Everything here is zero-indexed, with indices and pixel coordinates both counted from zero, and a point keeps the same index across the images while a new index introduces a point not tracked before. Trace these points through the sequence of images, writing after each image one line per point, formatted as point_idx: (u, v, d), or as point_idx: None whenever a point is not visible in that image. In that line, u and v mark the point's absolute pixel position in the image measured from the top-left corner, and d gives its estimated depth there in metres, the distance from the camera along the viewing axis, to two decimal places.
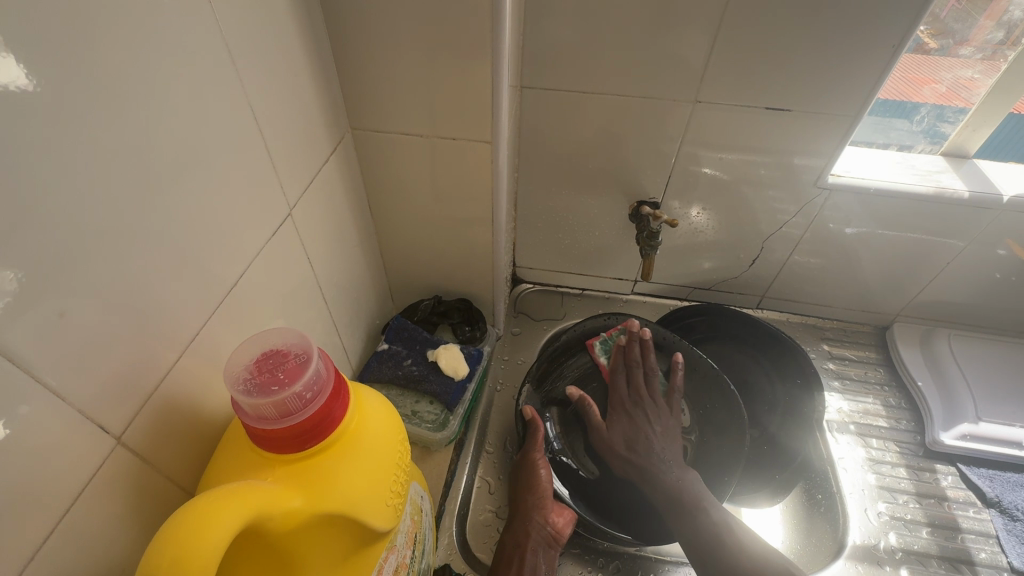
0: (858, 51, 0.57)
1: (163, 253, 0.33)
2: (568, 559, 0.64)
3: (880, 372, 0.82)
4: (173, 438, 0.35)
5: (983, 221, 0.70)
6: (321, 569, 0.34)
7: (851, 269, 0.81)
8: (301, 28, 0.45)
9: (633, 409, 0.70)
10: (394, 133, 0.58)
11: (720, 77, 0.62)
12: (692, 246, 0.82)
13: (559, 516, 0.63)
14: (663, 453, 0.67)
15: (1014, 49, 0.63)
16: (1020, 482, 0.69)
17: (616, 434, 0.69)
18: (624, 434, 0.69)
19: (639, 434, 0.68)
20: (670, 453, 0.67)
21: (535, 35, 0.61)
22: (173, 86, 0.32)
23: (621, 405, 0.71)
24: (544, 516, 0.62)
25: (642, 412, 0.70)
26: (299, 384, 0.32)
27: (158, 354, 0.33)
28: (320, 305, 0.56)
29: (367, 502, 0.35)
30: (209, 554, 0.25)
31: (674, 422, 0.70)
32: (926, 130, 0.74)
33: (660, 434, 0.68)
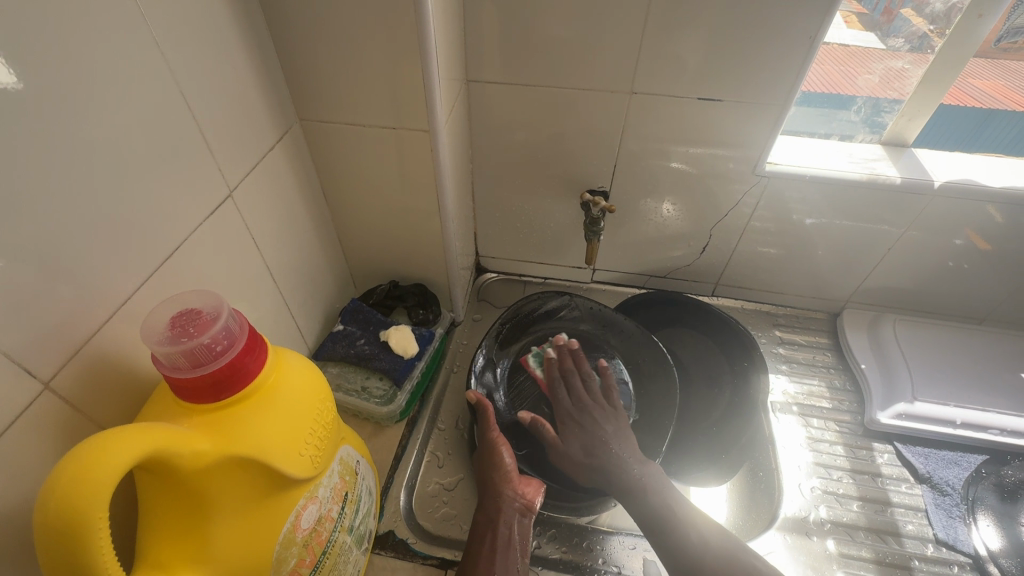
0: (777, 42, 0.61)
1: (93, 222, 0.37)
2: None
3: (828, 356, 0.85)
4: (103, 389, 0.39)
5: (917, 207, 0.72)
6: (233, 507, 0.37)
7: (799, 256, 0.84)
8: (239, 25, 0.50)
9: (581, 416, 0.70)
10: (340, 123, 0.62)
11: (651, 68, 0.65)
12: (644, 234, 0.86)
13: (528, 487, 0.64)
14: (619, 451, 0.67)
15: (938, 40, 0.65)
16: (953, 459, 0.72)
17: (572, 445, 0.68)
18: (582, 441, 0.68)
19: (594, 440, 0.68)
20: (626, 449, 0.67)
21: (476, 31, 0.65)
22: (100, 74, 0.37)
23: (568, 415, 0.71)
24: (513, 490, 0.63)
25: (590, 418, 0.70)
26: (208, 338, 0.36)
27: (86, 313, 0.38)
28: (269, 283, 0.60)
29: (278, 449, 0.38)
30: (108, 473, 0.29)
31: (623, 420, 0.71)
32: (865, 121, 0.75)
33: (613, 434, 0.69)
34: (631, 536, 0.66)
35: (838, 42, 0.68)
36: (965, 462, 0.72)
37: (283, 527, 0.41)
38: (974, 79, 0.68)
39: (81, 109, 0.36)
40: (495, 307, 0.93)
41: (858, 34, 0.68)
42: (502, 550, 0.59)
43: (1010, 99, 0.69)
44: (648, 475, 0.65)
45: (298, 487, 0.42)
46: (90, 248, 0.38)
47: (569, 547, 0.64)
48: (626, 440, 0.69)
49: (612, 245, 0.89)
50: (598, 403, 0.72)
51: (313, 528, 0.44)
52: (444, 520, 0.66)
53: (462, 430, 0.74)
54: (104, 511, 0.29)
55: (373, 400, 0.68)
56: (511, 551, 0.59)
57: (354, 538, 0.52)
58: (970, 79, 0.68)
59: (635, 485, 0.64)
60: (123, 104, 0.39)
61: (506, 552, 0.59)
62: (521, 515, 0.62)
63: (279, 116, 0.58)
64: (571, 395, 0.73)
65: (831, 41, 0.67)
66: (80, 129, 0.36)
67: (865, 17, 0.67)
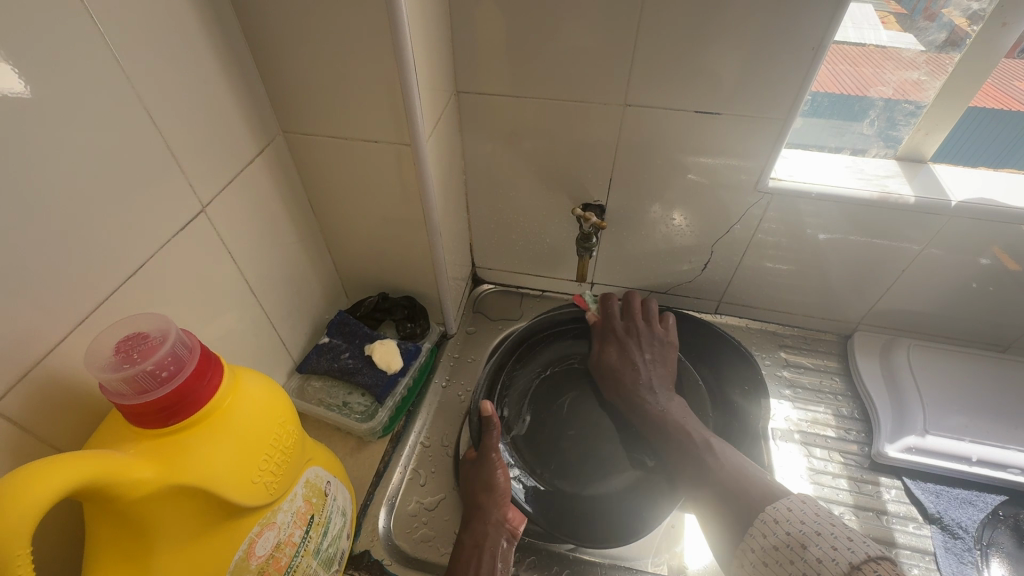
0: (773, 54, 0.58)
1: (44, 244, 0.39)
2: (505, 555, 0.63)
3: (837, 381, 0.81)
4: (56, 410, 0.41)
5: (933, 227, 0.68)
6: (175, 536, 0.36)
7: (806, 275, 0.80)
8: (212, 43, 0.50)
9: (625, 338, 0.75)
10: (323, 135, 0.61)
11: (643, 80, 0.63)
12: (642, 248, 0.83)
13: (514, 512, 0.62)
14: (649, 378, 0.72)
15: (957, 48, 0.60)
16: (968, 499, 0.67)
17: (609, 359, 0.75)
18: (651, 351, 0.75)
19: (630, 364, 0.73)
20: (656, 377, 0.72)
21: (463, 43, 0.65)
22: (52, 95, 0.37)
23: (614, 335, 0.76)
24: (501, 512, 0.61)
25: (631, 342, 0.75)
26: (151, 364, 0.36)
27: (39, 334, 0.39)
28: (246, 296, 0.60)
29: (226, 476, 0.38)
30: (26, 507, 0.28)
31: (665, 351, 0.75)
32: (880, 134, 0.71)
33: (648, 360, 0.73)
34: (613, 568, 0.63)
35: (874, 43, 0.63)
36: (980, 502, 0.67)
37: (232, 553, 0.40)
38: (1020, 80, 0.63)
39: (31, 130, 0.36)
40: (490, 318, 0.91)
41: (897, 36, 0.63)
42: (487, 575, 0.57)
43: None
44: (674, 408, 0.70)
45: (250, 513, 0.41)
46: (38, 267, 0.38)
47: None
48: (660, 368, 0.73)
49: (610, 259, 0.86)
50: (644, 330, 0.76)
51: (269, 554, 0.43)
52: (423, 541, 0.64)
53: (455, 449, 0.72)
54: (24, 544, 0.29)
55: (353, 415, 0.68)
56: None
57: (323, 560, 0.51)
58: (1015, 81, 0.63)
59: (663, 419, 0.68)
60: (79, 124, 0.40)
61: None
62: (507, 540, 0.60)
63: (259, 129, 0.58)
64: (621, 321, 0.77)
65: (868, 42, 0.63)
66: (30, 150, 0.37)
67: (906, 18, 0.62)
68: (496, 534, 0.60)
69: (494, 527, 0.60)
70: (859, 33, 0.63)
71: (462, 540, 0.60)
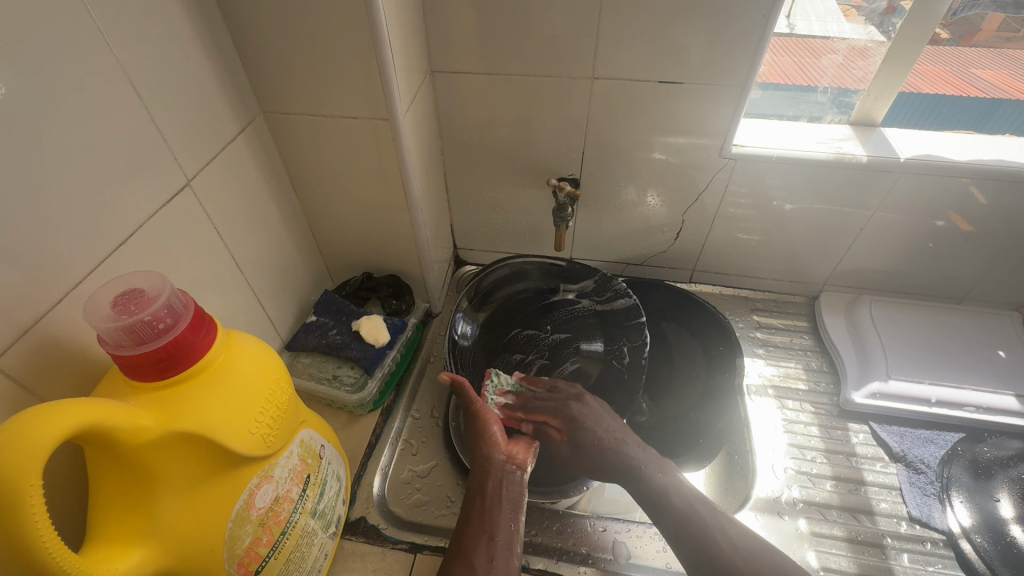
0: (731, 24, 0.61)
1: (35, 211, 0.40)
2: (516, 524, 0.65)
3: (806, 338, 0.85)
4: (53, 373, 0.42)
5: (887, 185, 0.72)
6: (179, 483, 0.38)
7: (774, 240, 0.83)
8: (190, 22, 0.51)
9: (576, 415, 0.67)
10: (302, 115, 0.63)
11: (610, 54, 0.66)
12: (618, 221, 0.86)
13: (518, 448, 0.64)
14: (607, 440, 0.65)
15: (898, 16, 0.65)
16: (929, 438, 0.72)
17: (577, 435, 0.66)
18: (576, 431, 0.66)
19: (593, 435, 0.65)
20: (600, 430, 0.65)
21: (436, 22, 0.67)
22: (38, 66, 0.39)
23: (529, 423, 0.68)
24: (503, 453, 0.63)
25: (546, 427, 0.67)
26: (150, 316, 0.38)
27: (34, 297, 0.40)
28: (233, 274, 0.61)
29: (223, 426, 0.39)
30: (36, 443, 0.30)
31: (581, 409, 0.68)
32: (833, 101, 0.75)
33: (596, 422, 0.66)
34: (602, 519, 0.66)
35: (837, 35, 0.70)
36: (940, 440, 0.72)
37: (232, 504, 0.41)
38: (977, 69, 0.69)
39: (18, 99, 0.38)
40: None
41: (858, 27, 0.69)
42: (494, 508, 0.59)
43: (1013, 88, 0.70)
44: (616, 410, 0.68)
45: (248, 466, 0.42)
46: (28, 233, 0.39)
47: (540, 532, 0.64)
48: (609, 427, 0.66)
49: (588, 234, 0.89)
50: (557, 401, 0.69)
51: (268, 508, 0.45)
52: (417, 506, 0.66)
53: (445, 419, 0.74)
54: (36, 480, 0.30)
55: (343, 388, 0.70)
56: (506, 510, 0.59)
57: (320, 521, 0.52)
58: (972, 69, 0.69)
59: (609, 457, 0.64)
60: (63, 94, 0.41)
61: (500, 512, 0.59)
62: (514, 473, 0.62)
63: (239, 109, 0.60)
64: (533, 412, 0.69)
65: (832, 35, 0.70)
66: (19, 119, 0.38)
67: (863, 8, 0.68)
68: (500, 474, 0.62)
69: (496, 467, 0.62)
70: (823, 25, 0.69)
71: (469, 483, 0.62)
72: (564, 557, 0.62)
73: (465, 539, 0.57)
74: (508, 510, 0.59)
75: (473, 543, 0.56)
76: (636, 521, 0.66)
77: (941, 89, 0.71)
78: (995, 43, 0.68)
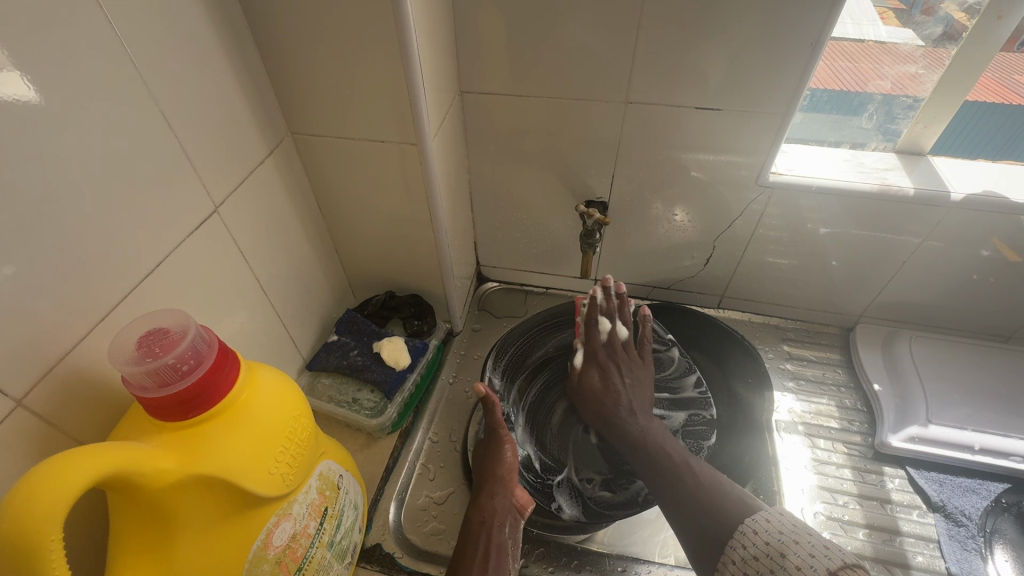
0: (772, 50, 0.59)
1: (65, 241, 0.40)
2: (533, 559, 0.64)
3: (840, 373, 0.82)
4: (79, 407, 0.42)
5: (933, 219, 0.69)
6: (198, 523, 0.38)
7: (810, 269, 0.80)
8: (221, 46, 0.51)
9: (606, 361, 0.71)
10: (330, 136, 0.62)
11: (644, 78, 0.64)
12: (646, 244, 0.84)
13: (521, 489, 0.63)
14: (628, 401, 0.68)
15: (955, 42, 0.61)
16: (972, 487, 0.68)
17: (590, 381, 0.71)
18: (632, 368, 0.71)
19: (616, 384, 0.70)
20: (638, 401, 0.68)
21: (466, 43, 0.65)
22: (67, 97, 0.39)
23: (596, 357, 0.72)
24: (509, 487, 0.63)
25: (615, 363, 0.71)
26: (174, 357, 0.37)
27: (61, 333, 0.40)
28: (257, 295, 0.62)
29: (244, 466, 0.39)
30: (58, 499, 0.30)
31: (643, 371, 0.72)
32: (878, 128, 0.71)
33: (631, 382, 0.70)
34: (621, 559, 0.64)
35: (873, 39, 0.65)
36: (983, 489, 0.68)
37: (251, 543, 0.41)
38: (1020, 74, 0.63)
39: (48, 130, 0.38)
40: (496, 316, 0.92)
41: (897, 32, 0.64)
42: (495, 554, 0.57)
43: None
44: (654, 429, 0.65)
45: (267, 505, 0.42)
46: (59, 263, 0.40)
47: (557, 569, 0.63)
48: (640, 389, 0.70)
49: (614, 255, 0.87)
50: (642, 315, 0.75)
51: (285, 546, 0.44)
52: (433, 535, 0.65)
53: (464, 445, 0.73)
54: (57, 533, 0.30)
55: (363, 411, 0.70)
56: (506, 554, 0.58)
57: (336, 552, 0.52)
58: (1015, 75, 0.63)
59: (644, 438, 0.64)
60: (94, 125, 0.41)
61: (499, 558, 0.57)
62: (514, 516, 0.61)
63: (267, 131, 0.60)
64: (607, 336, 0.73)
65: (867, 39, 0.64)
66: (53, 152, 0.38)
67: (904, 13, 0.63)
68: (505, 511, 0.61)
69: (506, 503, 0.61)
70: (859, 29, 0.64)
71: (468, 521, 0.60)
72: None
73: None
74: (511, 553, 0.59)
75: None
76: (656, 562, 0.64)
77: (982, 99, 0.65)
78: None
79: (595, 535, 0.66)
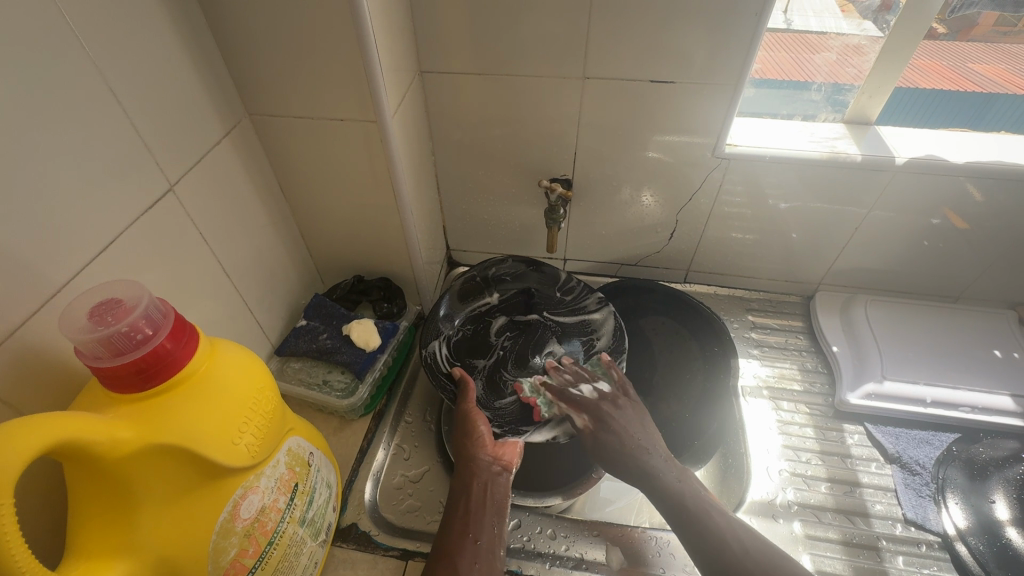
0: (722, 26, 0.61)
1: (11, 217, 0.39)
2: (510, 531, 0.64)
3: (801, 338, 0.84)
4: (29, 385, 0.41)
5: (880, 184, 0.72)
6: (159, 492, 0.38)
7: (770, 241, 0.83)
8: (171, 23, 0.50)
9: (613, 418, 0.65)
10: (288, 116, 0.62)
11: (602, 53, 0.65)
12: (612, 221, 0.85)
13: (505, 448, 0.64)
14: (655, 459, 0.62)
15: (892, 12, 0.64)
16: (925, 438, 0.72)
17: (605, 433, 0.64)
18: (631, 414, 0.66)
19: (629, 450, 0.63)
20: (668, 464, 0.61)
21: (424, 22, 0.66)
22: (9, 67, 0.37)
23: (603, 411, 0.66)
24: (489, 453, 0.63)
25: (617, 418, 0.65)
26: (127, 326, 0.37)
27: (9, 310, 0.40)
28: (221, 280, 0.61)
29: (205, 436, 0.39)
30: (7, 463, 0.29)
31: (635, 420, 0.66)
32: (827, 99, 0.74)
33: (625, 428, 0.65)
34: (595, 523, 0.65)
35: (835, 31, 0.68)
36: (936, 441, 0.71)
37: (216, 514, 0.41)
38: (974, 63, 0.68)
39: None
40: None
41: (857, 22, 0.67)
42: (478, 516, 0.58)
43: (1010, 83, 0.69)
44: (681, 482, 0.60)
45: (232, 477, 0.42)
46: (9, 240, 0.39)
47: (533, 537, 0.64)
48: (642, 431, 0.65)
49: (581, 234, 0.88)
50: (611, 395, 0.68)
51: (254, 519, 0.44)
52: (409, 511, 0.65)
53: (438, 423, 0.73)
54: (8, 498, 0.30)
55: (334, 393, 0.69)
56: (488, 512, 0.59)
57: (309, 529, 0.52)
58: (970, 64, 0.68)
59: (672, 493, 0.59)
60: (41, 99, 0.40)
61: (482, 514, 0.58)
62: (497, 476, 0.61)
63: (223, 111, 0.59)
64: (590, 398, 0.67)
65: (830, 31, 0.68)
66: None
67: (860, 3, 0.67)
68: (482, 473, 0.61)
69: (482, 465, 0.62)
70: (820, 22, 0.68)
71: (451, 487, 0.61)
72: (557, 562, 0.61)
73: (446, 545, 0.55)
74: (493, 514, 0.59)
75: (453, 551, 0.55)
76: (632, 525, 0.66)
77: (942, 86, 0.70)
78: (993, 38, 0.68)
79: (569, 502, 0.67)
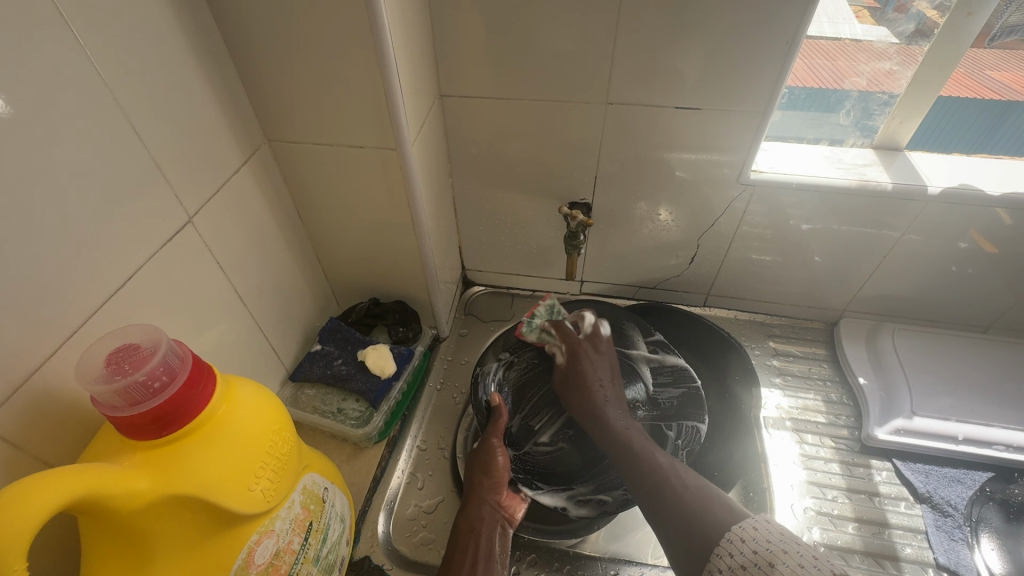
0: (748, 52, 0.60)
1: (30, 256, 0.38)
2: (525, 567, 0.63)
3: (825, 368, 0.82)
4: (46, 427, 0.41)
5: (911, 214, 0.70)
6: (174, 541, 0.37)
7: (793, 266, 0.81)
8: (193, 52, 0.50)
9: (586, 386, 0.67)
10: (308, 143, 0.61)
11: (625, 78, 0.64)
12: (631, 244, 0.84)
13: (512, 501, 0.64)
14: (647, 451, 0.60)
15: (928, 38, 0.62)
16: (956, 477, 0.69)
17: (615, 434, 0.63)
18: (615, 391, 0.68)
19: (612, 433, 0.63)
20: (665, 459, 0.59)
21: (445, 46, 0.65)
22: (30, 106, 0.37)
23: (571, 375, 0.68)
24: (499, 500, 0.63)
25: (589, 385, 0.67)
26: (145, 373, 0.36)
27: (29, 351, 0.39)
28: (237, 307, 0.60)
29: (221, 483, 0.38)
30: (20, 526, 0.28)
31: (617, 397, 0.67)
32: (856, 124, 0.72)
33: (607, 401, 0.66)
34: (614, 561, 0.63)
35: (850, 37, 0.65)
36: (968, 479, 0.69)
37: (231, 561, 0.40)
38: (992, 71, 0.65)
39: (16, 145, 0.36)
40: (482, 320, 0.92)
41: (873, 30, 0.64)
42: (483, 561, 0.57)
43: None
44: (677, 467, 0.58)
45: (247, 522, 0.41)
46: (29, 281, 0.38)
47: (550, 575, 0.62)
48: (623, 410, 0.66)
49: (599, 257, 0.87)
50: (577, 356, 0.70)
51: (267, 564, 0.43)
52: (423, 544, 0.64)
53: (453, 451, 0.72)
54: (21, 563, 0.28)
55: (349, 421, 0.69)
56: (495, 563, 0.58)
57: (323, 567, 0.50)
58: (988, 71, 0.65)
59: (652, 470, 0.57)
60: (63, 136, 0.40)
61: (488, 566, 0.57)
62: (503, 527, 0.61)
63: (243, 137, 0.58)
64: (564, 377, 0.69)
65: (844, 37, 0.65)
66: (18, 165, 0.37)
67: (879, 12, 0.64)
68: (491, 520, 0.61)
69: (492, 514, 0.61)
70: (835, 28, 0.64)
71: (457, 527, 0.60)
72: None
73: None
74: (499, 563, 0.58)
75: None
76: (650, 563, 0.63)
77: (958, 94, 0.66)
78: (1012, 45, 0.63)
79: (586, 538, 0.65)
